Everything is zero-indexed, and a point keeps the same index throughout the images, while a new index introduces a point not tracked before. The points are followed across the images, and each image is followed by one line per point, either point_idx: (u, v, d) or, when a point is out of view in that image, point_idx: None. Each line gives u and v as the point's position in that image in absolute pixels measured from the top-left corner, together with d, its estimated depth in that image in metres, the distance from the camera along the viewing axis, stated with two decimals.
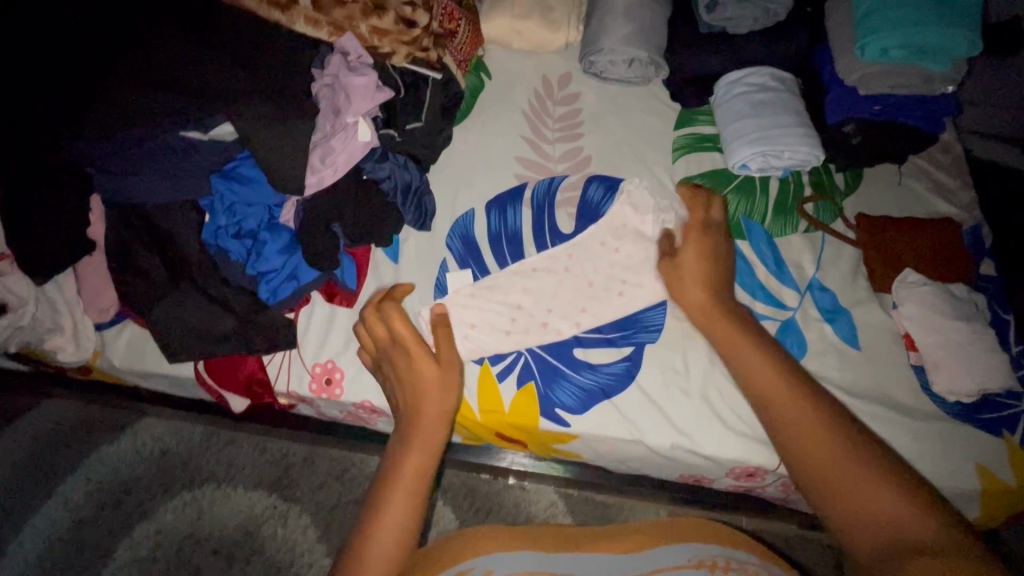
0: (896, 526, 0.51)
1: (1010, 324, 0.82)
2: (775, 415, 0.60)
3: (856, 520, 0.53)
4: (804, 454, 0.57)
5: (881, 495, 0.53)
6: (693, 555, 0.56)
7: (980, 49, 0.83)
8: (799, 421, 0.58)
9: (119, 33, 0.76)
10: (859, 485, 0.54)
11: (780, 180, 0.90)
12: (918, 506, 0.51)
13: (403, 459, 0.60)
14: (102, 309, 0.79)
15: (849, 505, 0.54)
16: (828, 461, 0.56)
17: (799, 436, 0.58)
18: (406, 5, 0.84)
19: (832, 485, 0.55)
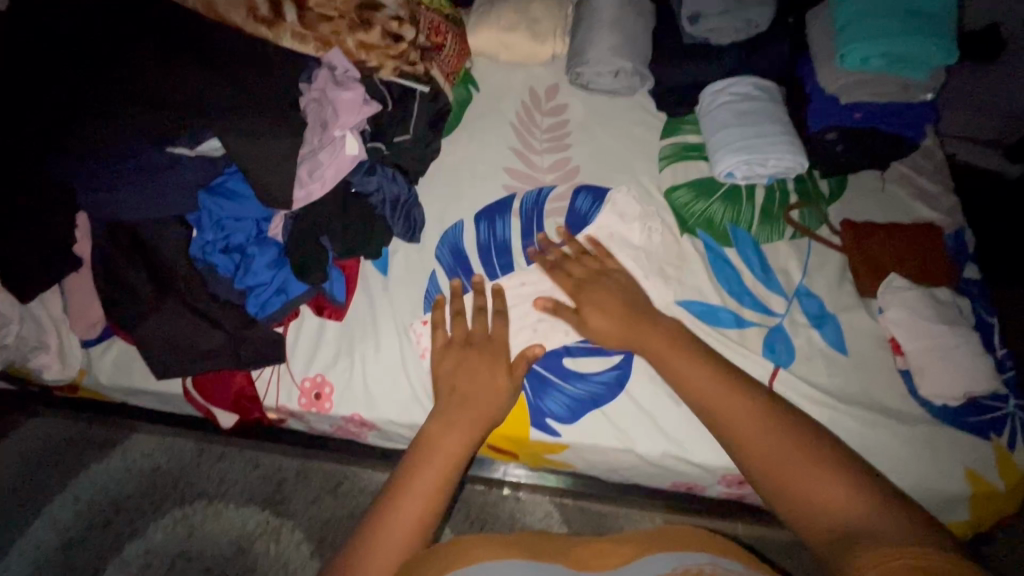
0: (845, 515, 0.50)
1: (993, 327, 0.83)
2: (716, 415, 0.62)
3: (807, 514, 0.52)
4: (748, 449, 0.58)
5: (828, 485, 0.52)
6: (677, 562, 0.53)
7: (957, 57, 0.85)
8: (738, 416, 0.60)
9: (106, 50, 0.76)
10: (807, 477, 0.53)
11: (765, 188, 0.91)
12: (865, 495, 0.50)
13: (440, 450, 0.63)
14: (90, 326, 0.79)
15: (801, 500, 0.53)
16: (774, 453, 0.56)
17: (740, 432, 0.59)
18: (393, 20, 0.86)
19: (778, 478, 0.55)
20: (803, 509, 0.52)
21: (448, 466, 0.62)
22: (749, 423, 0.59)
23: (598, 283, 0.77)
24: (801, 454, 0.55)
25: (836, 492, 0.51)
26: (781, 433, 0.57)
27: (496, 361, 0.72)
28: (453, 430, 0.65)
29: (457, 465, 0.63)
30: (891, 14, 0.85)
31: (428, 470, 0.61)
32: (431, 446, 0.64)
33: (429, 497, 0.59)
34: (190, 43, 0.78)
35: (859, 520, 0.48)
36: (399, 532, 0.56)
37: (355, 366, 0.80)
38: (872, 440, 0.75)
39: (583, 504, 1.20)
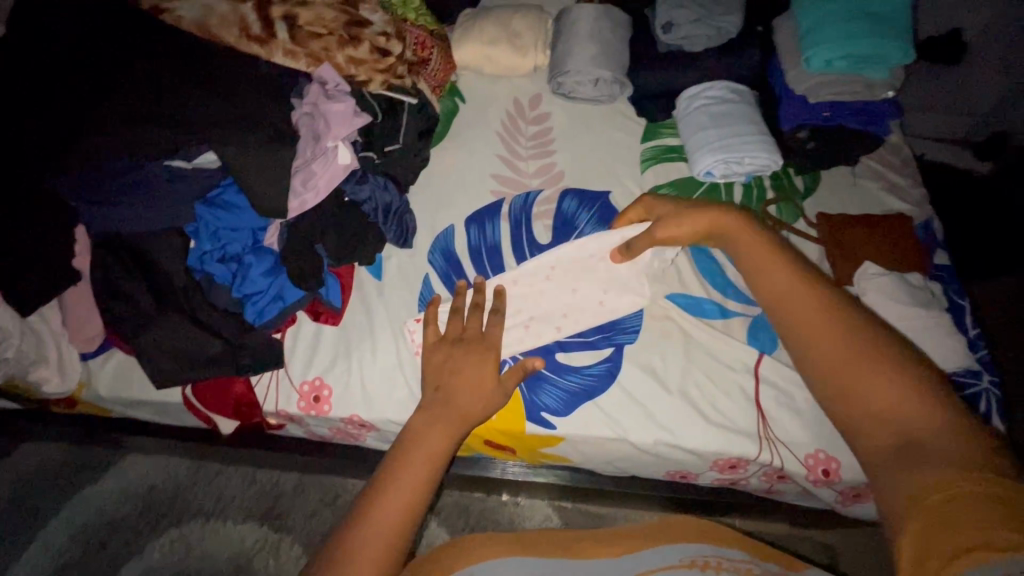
0: (915, 428, 0.53)
1: (965, 310, 0.87)
2: (795, 326, 0.65)
3: (868, 419, 0.57)
4: (820, 358, 0.62)
5: (900, 397, 0.55)
6: (684, 555, 0.59)
7: (913, 57, 0.90)
8: (815, 326, 0.63)
9: (103, 71, 0.78)
10: (878, 389, 0.57)
11: (743, 185, 0.96)
12: (938, 412, 0.53)
13: (423, 451, 0.64)
14: (89, 338, 0.80)
15: (864, 409, 0.57)
16: (846, 361, 0.60)
17: (817, 343, 0.63)
18: (381, 36, 0.89)
19: (847, 387, 0.59)
20: (868, 417, 0.57)
21: (427, 468, 0.63)
22: (827, 335, 0.62)
23: (668, 215, 0.78)
24: (879, 369, 0.57)
25: (906, 405, 0.55)
26: (859, 348, 0.60)
27: (486, 354, 0.74)
28: (431, 433, 0.66)
29: (436, 466, 0.63)
30: (850, 18, 0.90)
31: (412, 471, 0.62)
32: (411, 448, 0.64)
33: (410, 498, 0.60)
34: (183, 61, 0.80)
35: (927, 433, 0.52)
36: (384, 532, 0.57)
37: (352, 369, 0.82)
38: None
39: (581, 506, 1.21)
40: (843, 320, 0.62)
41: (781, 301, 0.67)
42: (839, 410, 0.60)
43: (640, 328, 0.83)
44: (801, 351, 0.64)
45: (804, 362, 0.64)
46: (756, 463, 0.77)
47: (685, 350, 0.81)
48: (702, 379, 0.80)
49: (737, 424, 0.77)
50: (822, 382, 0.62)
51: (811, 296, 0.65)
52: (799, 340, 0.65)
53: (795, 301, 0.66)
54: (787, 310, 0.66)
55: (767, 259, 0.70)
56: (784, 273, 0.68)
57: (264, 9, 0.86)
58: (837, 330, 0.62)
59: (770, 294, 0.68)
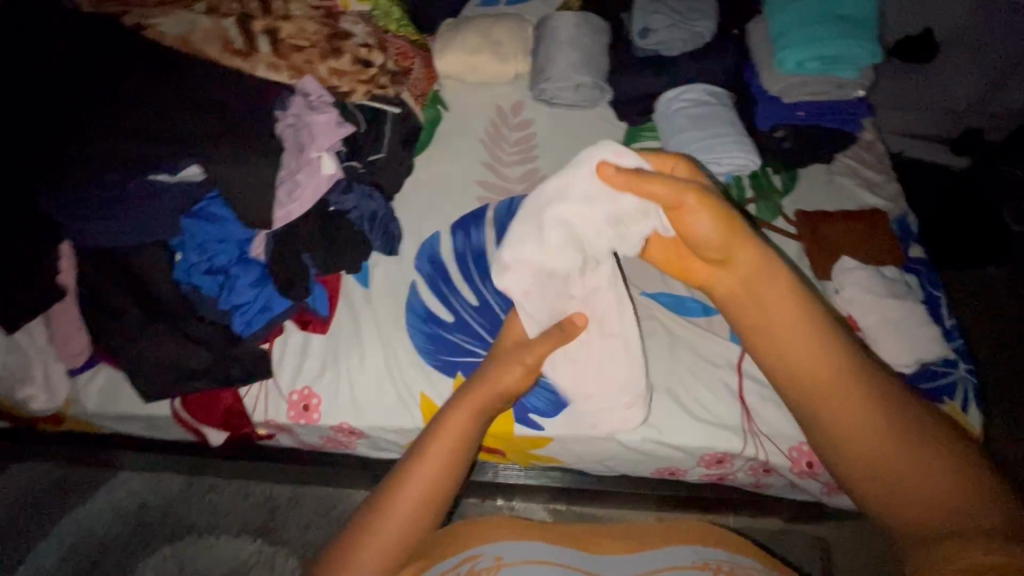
0: (944, 508, 0.52)
1: (941, 301, 0.89)
2: (817, 402, 0.60)
3: (897, 497, 0.55)
4: (847, 435, 0.58)
5: (931, 475, 0.53)
6: (697, 558, 0.66)
7: (882, 58, 0.93)
8: (834, 389, 0.59)
9: (83, 86, 0.78)
10: (908, 466, 0.54)
11: (723, 185, 0.97)
12: (970, 489, 0.52)
13: (441, 444, 0.62)
14: (76, 354, 0.80)
15: (896, 488, 0.55)
16: (872, 440, 0.57)
17: (842, 423, 0.59)
18: (362, 47, 0.92)
19: (878, 466, 0.56)
20: (892, 497, 0.55)
21: (444, 458, 0.62)
22: (856, 410, 0.58)
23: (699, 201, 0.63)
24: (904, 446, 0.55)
25: (928, 480, 0.53)
26: (882, 424, 0.57)
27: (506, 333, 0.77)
28: (454, 422, 0.64)
29: (457, 458, 0.62)
30: (820, 21, 0.93)
31: (424, 469, 0.60)
32: (432, 441, 0.63)
33: (423, 497, 0.60)
34: (167, 76, 0.81)
35: (955, 514, 0.51)
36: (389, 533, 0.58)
37: (341, 377, 0.83)
38: None
39: (576, 508, 1.22)
40: (871, 394, 0.58)
41: (801, 373, 0.61)
42: (863, 489, 0.58)
43: None
44: (824, 428, 0.60)
45: (825, 438, 0.60)
46: (742, 457, 0.79)
47: (669, 347, 0.83)
48: (687, 375, 0.81)
49: (723, 419, 0.79)
50: (849, 462, 0.59)
51: (835, 364, 0.60)
52: (821, 409, 0.60)
53: (821, 370, 0.60)
54: (811, 382, 0.61)
55: (778, 296, 0.63)
56: (808, 341, 0.61)
57: (246, 23, 0.87)
58: (862, 406, 0.58)
59: (789, 362, 0.62)
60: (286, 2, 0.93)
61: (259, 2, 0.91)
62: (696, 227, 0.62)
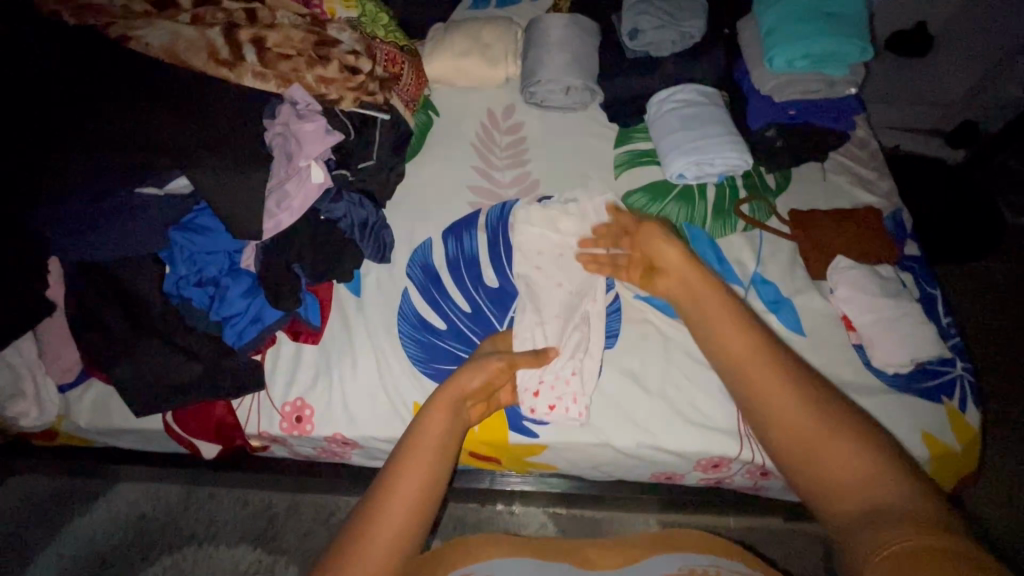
0: (878, 495, 0.52)
1: (937, 298, 0.88)
2: (751, 387, 0.63)
3: (831, 482, 0.55)
4: (784, 420, 0.59)
5: (857, 461, 0.55)
6: (683, 563, 0.63)
7: (873, 54, 0.91)
8: (765, 381, 0.62)
9: (64, 98, 0.77)
10: (834, 452, 0.56)
11: (716, 186, 0.97)
12: (901, 476, 0.53)
13: (426, 448, 0.60)
14: (66, 369, 0.80)
15: (826, 473, 0.56)
16: (803, 427, 0.58)
17: (776, 409, 0.60)
18: (349, 54, 0.90)
19: (809, 450, 0.57)
20: (834, 486, 0.55)
21: (431, 466, 0.60)
22: (787, 395, 0.60)
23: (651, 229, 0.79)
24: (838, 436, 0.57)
25: (865, 469, 0.54)
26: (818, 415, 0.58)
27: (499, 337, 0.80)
28: (434, 427, 0.62)
29: (441, 462, 0.60)
30: (809, 19, 0.92)
31: (413, 476, 0.58)
32: (414, 448, 0.60)
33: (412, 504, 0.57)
34: (152, 88, 0.80)
35: (888, 499, 0.52)
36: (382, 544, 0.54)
37: (333, 387, 0.82)
38: None
39: (575, 512, 1.21)
40: (794, 381, 0.61)
41: (739, 360, 0.64)
42: (799, 473, 0.58)
43: (619, 332, 0.84)
44: (760, 415, 0.62)
45: (768, 431, 0.61)
46: (738, 462, 0.78)
47: (664, 350, 0.82)
48: (681, 379, 0.80)
49: (718, 423, 0.78)
50: (784, 449, 0.59)
51: (763, 354, 0.63)
52: (752, 396, 0.62)
53: (750, 359, 0.63)
54: (743, 369, 0.64)
55: (715, 305, 0.68)
56: (744, 335, 0.65)
57: (232, 33, 0.86)
58: (796, 394, 0.60)
59: (727, 355, 0.66)
60: (271, 10, 0.92)
61: (245, 10, 0.90)
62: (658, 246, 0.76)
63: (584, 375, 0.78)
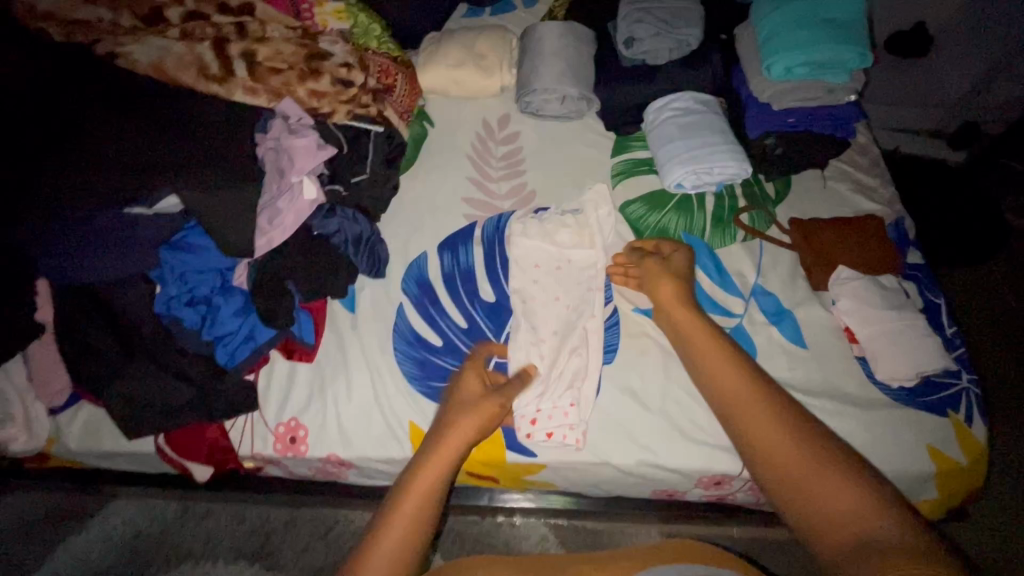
0: (869, 530, 0.50)
1: (941, 308, 0.87)
2: (739, 423, 0.63)
3: (821, 518, 0.53)
4: (771, 452, 0.59)
5: (849, 496, 0.53)
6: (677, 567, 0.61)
7: (872, 61, 0.90)
8: (749, 411, 0.62)
9: (50, 118, 0.76)
10: (824, 485, 0.54)
11: (715, 195, 0.95)
12: (893, 511, 0.51)
13: (421, 483, 0.60)
14: (57, 392, 0.79)
15: (816, 507, 0.54)
16: (792, 462, 0.57)
17: (765, 443, 0.60)
18: (341, 67, 0.89)
19: (800, 484, 0.56)
20: (820, 516, 0.53)
21: (424, 502, 0.59)
22: (775, 431, 0.60)
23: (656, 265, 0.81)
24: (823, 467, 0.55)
25: (849, 499, 0.53)
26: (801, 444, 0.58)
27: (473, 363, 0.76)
28: (429, 462, 0.62)
29: (435, 497, 0.60)
30: (807, 25, 0.90)
31: (405, 510, 0.58)
32: (406, 488, 0.60)
33: (406, 539, 0.56)
34: (140, 105, 0.79)
35: (880, 534, 0.50)
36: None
37: (328, 406, 0.81)
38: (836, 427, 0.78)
39: (577, 524, 1.19)
40: (783, 417, 0.61)
41: (729, 397, 0.65)
42: (789, 508, 0.56)
43: (617, 347, 0.82)
44: (750, 449, 0.61)
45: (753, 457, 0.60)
46: (740, 478, 0.77)
47: (664, 366, 0.81)
48: (682, 395, 0.79)
49: (719, 440, 0.77)
50: (774, 483, 0.58)
51: (752, 389, 0.64)
52: (741, 431, 0.62)
53: (741, 397, 0.64)
54: (733, 406, 0.64)
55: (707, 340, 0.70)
56: (734, 371, 0.66)
57: (222, 47, 0.85)
58: (783, 426, 0.60)
59: (718, 392, 0.66)
60: (261, 23, 0.91)
61: (234, 24, 0.89)
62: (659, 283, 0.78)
63: (580, 404, 0.78)
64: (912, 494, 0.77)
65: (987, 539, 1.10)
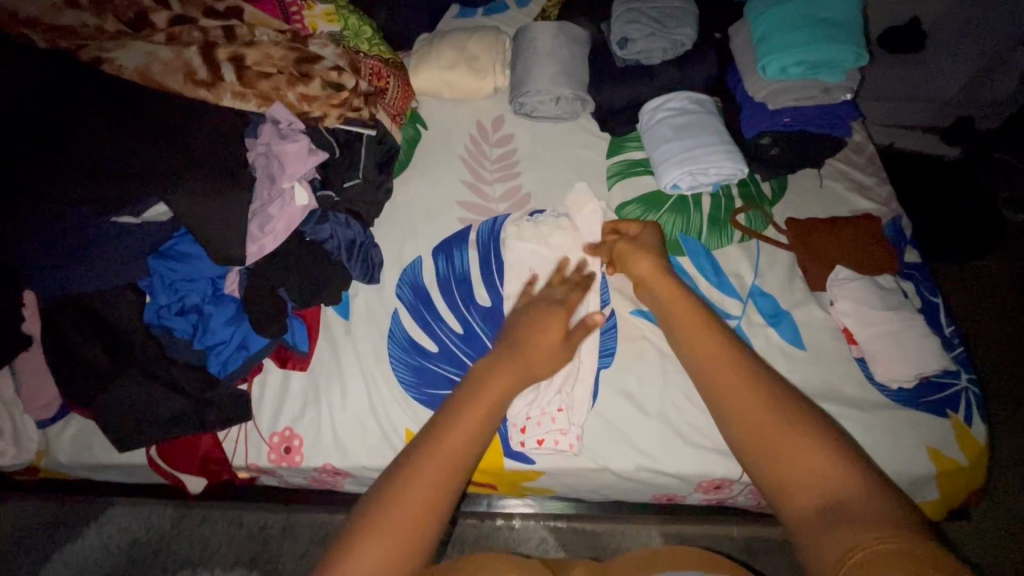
0: (836, 493, 0.50)
1: (939, 307, 0.87)
2: (718, 388, 0.62)
3: (792, 482, 0.53)
4: (746, 421, 0.58)
5: (818, 463, 0.53)
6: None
7: (867, 60, 0.89)
8: (728, 377, 0.62)
9: (31, 124, 0.74)
10: (803, 455, 0.53)
11: (711, 196, 0.95)
12: (862, 479, 0.51)
13: (466, 422, 0.59)
14: (44, 405, 0.78)
15: (789, 470, 0.53)
16: (766, 426, 0.57)
17: (738, 408, 0.59)
18: (332, 70, 0.87)
19: (772, 449, 0.55)
20: (796, 482, 0.53)
21: (453, 458, 0.56)
22: (750, 397, 0.59)
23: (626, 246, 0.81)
24: (799, 435, 0.55)
25: (829, 468, 0.52)
26: (778, 412, 0.57)
27: (555, 312, 0.74)
28: (487, 389, 0.63)
29: (491, 421, 0.61)
30: (801, 24, 0.90)
31: (462, 427, 0.58)
32: (432, 452, 0.56)
33: (460, 454, 0.57)
34: (125, 111, 0.77)
35: (849, 500, 0.49)
36: (428, 489, 0.54)
37: (322, 415, 0.80)
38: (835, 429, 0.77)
39: (577, 525, 1.18)
40: (760, 384, 0.60)
41: (706, 365, 0.64)
42: (761, 474, 0.56)
43: (614, 351, 0.81)
44: (723, 414, 0.61)
45: (727, 423, 0.60)
46: (740, 482, 0.76)
47: (661, 370, 0.80)
48: (680, 400, 0.78)
49: (717, 443, 0.76)
50: (748, 445, 0.57)
51: (730, 357, 0.63)
52: (716, 400, 0.62)
53: (720, 363, 0.63)
54: (710, 373, 0.63)
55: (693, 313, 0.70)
56: (710, 340, 0.66)
57: (209, 52, 0.84)
58: (758, 393, 0.59)
59: (696, 362, 0.65)
60: (250, 27, 0.90)
61: (222, 27, 0.88)
62: (636, 264, 0.78)
63: (573, 408, 0.76)
64: (912, 495, 0.77)
65: (986, 535, 1.11)
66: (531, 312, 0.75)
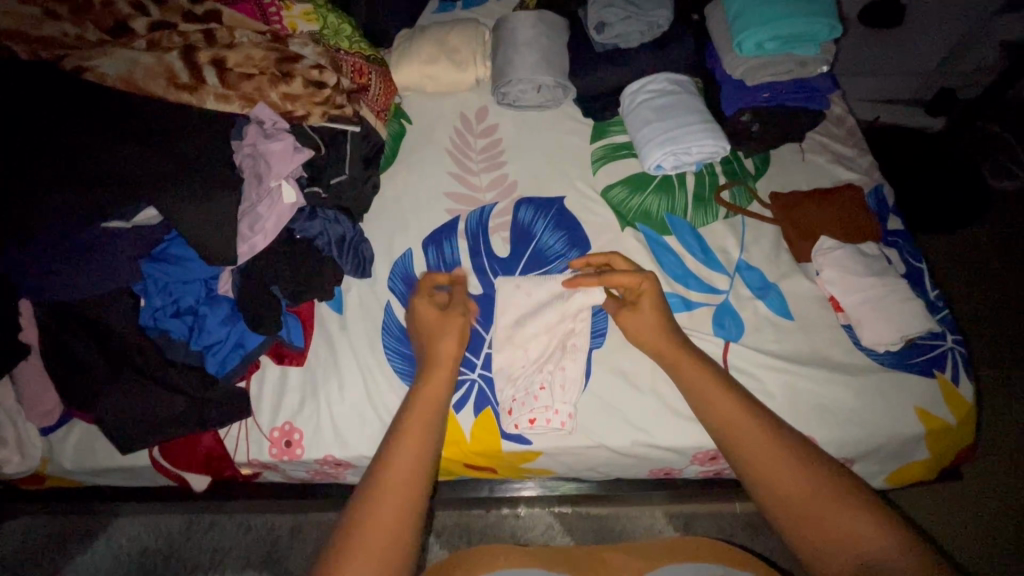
0: (872, 553, 0.51)
1: (923, 271, 0.88)
2: (736, 445, 0.61)
3: (827, 546, 0.53)
4: (775, 482, 0.57)
5: (851, 521, 0.53)
6: None
7: (841, 31, 0.90)
8: (748, 434, 0.61)
9: (8, 136, 0.73)
10: (836, 515, 0.54)
11: (695, 174, 0.96)
12: (894, 537, 0.52)
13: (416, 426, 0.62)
14: (47, 413, 0.80)
15: (820, 532, 0.54)
16: (801, 495, 0.56)
17: (768, 470, 0.58)
18: (313, 69, 0.88)
19: (801, 508, 0.55)
20: (828, 542, 0.53)
21: (420, 457, 0.59)
22: (779, 458, 0.59)
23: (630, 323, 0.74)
24: (827, 494, 0.55)
25: (861, 530, 0.53)
26: (807, 474, 0.57)
27: (422, 291, 0.77)
28: (422, 389, 0.66)
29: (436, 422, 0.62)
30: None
31: (417, 431, 0.60)
32: (397, 459, 0.58)
33: (420, 461, 0.59)
34: (111, 118, 0.77)
35: (884, 557, 0.50)
36: (398, 502, 0.55)
37: (321, 409, 0.81)
38: (826, 395, 0.79)
39: (583, 510, 1.19)
40: (779, 441, 0.60)
41: (724, 420, 0.63)
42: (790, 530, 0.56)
43: (606, 331, 0.83)
44: (745, 473, 0.60)
45: (745, 470, 0.60)
46: None
47: None
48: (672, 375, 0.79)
49: None
50: (769, 500, 0.58)
51: (749, 413, 0.63)
52: (740, 457, 0.60)
53: (739, 419, 0.62)
54: (735, 432, 0.62)
55: (687, 360, 0.69)
56: (727, 399, 0.64)
57: (190, 55, 0.85)
58: (781, 452, 0.59)
59: (715, 406, 0.64)
60: (229, 30, 0.91)
61: (202, 32, 0.89)
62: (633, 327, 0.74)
63: (560, 386, 0.77)
64: (902, 457, 0.79)
65: (981, 497, 1.12)
66: (414, 299, 0.76)
